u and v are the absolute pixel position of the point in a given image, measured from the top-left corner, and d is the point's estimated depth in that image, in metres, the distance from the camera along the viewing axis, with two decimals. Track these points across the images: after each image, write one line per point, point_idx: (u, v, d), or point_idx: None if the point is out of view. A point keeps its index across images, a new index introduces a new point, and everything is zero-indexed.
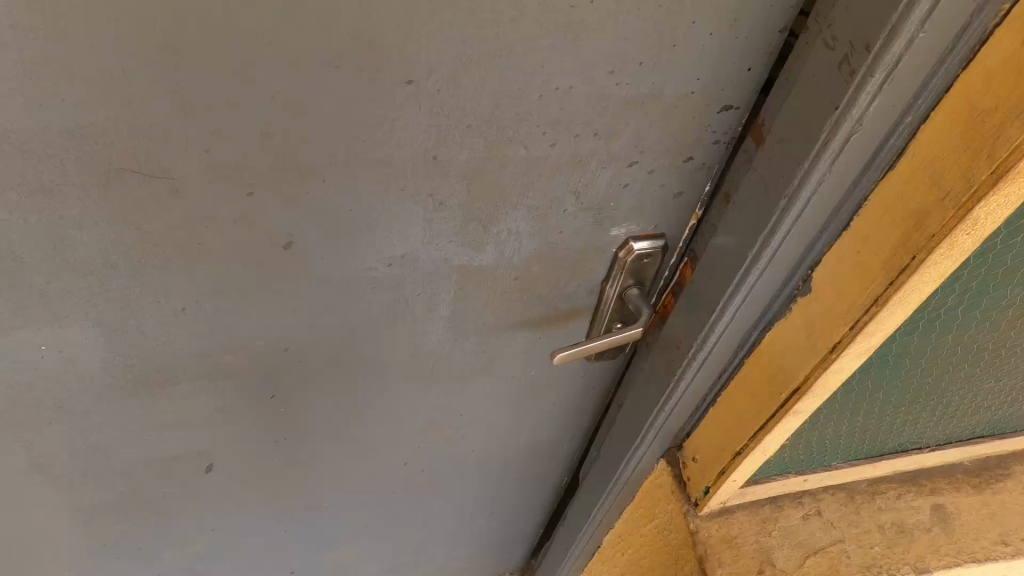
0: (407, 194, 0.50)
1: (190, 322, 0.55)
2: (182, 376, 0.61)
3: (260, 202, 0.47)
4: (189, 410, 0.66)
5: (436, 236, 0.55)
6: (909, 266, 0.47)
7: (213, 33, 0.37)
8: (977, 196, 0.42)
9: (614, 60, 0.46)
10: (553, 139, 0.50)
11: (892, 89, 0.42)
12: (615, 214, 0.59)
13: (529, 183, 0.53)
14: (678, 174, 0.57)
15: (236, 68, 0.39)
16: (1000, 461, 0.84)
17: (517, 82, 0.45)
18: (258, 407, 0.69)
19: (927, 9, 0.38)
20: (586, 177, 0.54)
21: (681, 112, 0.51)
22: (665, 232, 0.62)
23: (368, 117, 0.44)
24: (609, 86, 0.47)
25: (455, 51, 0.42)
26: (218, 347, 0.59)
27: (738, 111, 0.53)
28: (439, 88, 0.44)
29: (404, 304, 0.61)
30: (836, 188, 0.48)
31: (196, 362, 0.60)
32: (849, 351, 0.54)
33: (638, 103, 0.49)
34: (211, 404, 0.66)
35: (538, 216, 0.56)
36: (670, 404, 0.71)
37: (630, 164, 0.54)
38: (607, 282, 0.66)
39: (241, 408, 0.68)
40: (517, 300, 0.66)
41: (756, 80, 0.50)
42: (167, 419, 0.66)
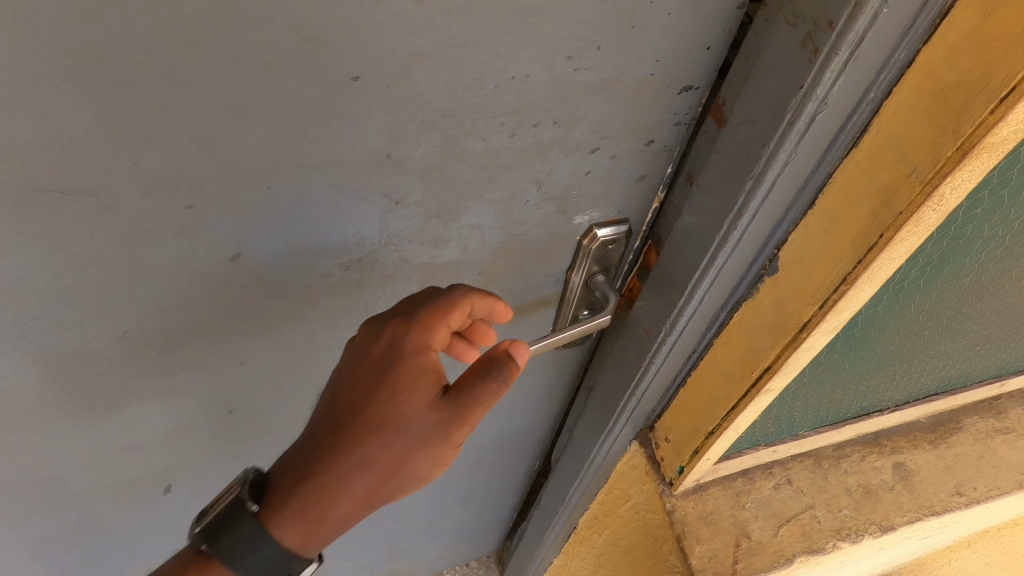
0: (360, 196, 0.47)
1: (134, 344, 0.52)
2: (130, 400, 0.57)
3: (202, 214, 0.44)
4: (141, 433, 0.62)
5: (395, 236, 0.52)
6: (878, 243, 0.47)
7: (131, 33, 0.33)
8: (943, 171, 0.42)
9: (573, 44, 0.43)
10: (513, 129, 0.47)
11: (856, 66, 0.41)
12: (579, 201, 0.57)
13: (491, 176, 0.51)
14: (640, 157, 0.55)
15: (162, 73, 0.35)
16: (952, 416, 0.89)
17: (473, 71, 0.42)
18: (217, 423, 0.65)
19: None
20: (549, 167, 0.52)
21: (641, 95, 0.50)
22: (627, 216, 0.61)
23: (314, 117, 0.41)
24: (569, 71, 0.45)
25: (404, 44, 0.39)
26: (167, 367, 0.55)
27: (698, 91, 0.52)
28: (389, 83, 0.41)
29: (366, 307, 0.59)
30: (801, 167, 0.48)
31: (145, 384, 0.56)
32: (818, 329, 0.55)
33: (597, 88, 0.47)
34: (164, 424, 0.62)
35: (501, 210, 0.54)
36: (641, 388, 0.70)
37: (592, 150, 0.53)
38: (572, 271, 0.65)
39: (197, 426, 0.64)
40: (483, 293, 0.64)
41: (716, 58, 0.49)
42: (117, 444, 0.61)
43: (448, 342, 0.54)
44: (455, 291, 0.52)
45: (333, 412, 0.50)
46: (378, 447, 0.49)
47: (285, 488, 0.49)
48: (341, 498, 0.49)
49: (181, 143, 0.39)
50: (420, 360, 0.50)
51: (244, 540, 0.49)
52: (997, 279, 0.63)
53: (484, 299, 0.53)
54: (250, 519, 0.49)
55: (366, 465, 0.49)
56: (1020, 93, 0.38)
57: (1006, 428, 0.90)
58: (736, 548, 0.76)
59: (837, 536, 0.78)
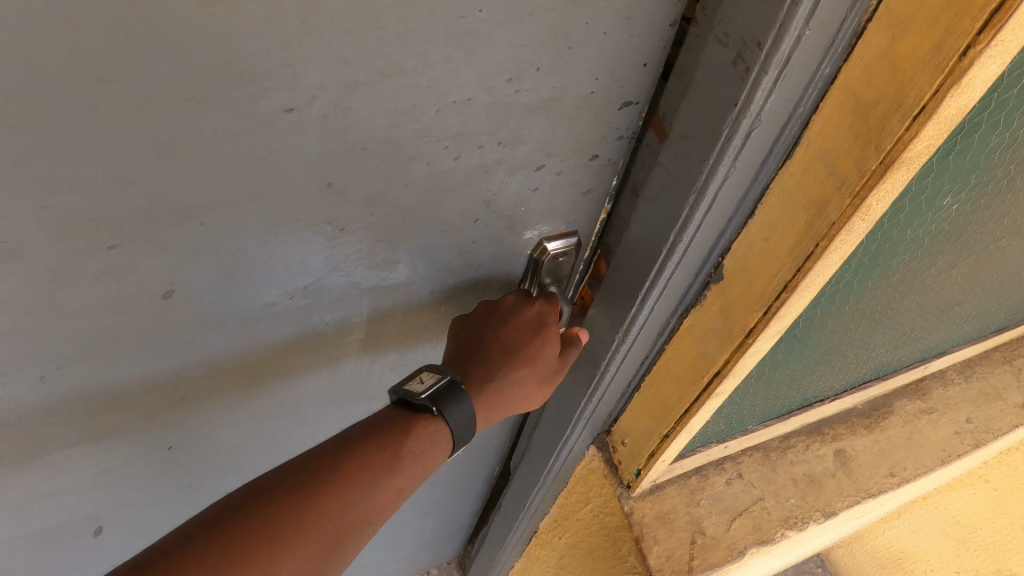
0: (302, 226, 0.46)
1: (56, 388, 0.48)
2: (54, 445, 0.54)
3: (127, 253, 0.41)
4: (69, 477, 0.58)
5: (340, 263, 0.51)
6: (814, 252, 0.49)
7: (34, 72, 0.31)
8: (869, 185, 0.44)
9: (512, 68, 0.43)
10: (457, 152, 0.47)
11: (786, 84, 0.43)
12: (527, 218, 0.57)
13: (437, 199, 0.50)
14: (585, 172, 0.56)
15: (71, 112, 0.33)
16: (885, 401, 0.94)
17: (412, 98, 0.41)
18: (154, 459, 0.62)
19: (811, 7, 0.38)
20: (495, 186, 0.52)
21: (583, 113, 0.50)
22: (576, 228, 0.62)
23: (247, 150, 0.39)
24: (509, 94, 0.45)
25: (339, 74, 0.38)
26: (96, 407, 0.52)
27: (638, 106, 0.52)
28: (325, 114, 0.39)
29: (314, 334, 0.57)
30: (739, 180, 0.49)
31: (71, 428, 0.53)
32: (763, 335, 0.56)
33: (539, 108, 0.48)
34: (94, 466, 0.59)
35: (450, 230, 0.54)
36: (597, 395, 0.71)
37: (537, 168, 0.53)
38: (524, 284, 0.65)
39: (131, 464, 0.61)
40: (434, 311, 0.63)
41: (653, 74, 0.50)
42: (41, 490, 0.58)
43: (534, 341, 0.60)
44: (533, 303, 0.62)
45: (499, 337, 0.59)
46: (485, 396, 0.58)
47: (469, 393, 0.58)
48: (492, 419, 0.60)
49: (98, 183, 0.37)
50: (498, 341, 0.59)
51: (418, 428, 0.54)
52: (920, 274, 0.67)
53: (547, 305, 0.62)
54: (466, 400, 0.56)
55: (518, 381, 0.61)
56: (931, 111, 0.40)
57: (932, 408, 0.96)
58: (692, 545, 0.77)
59: (785, 526, 0.81)
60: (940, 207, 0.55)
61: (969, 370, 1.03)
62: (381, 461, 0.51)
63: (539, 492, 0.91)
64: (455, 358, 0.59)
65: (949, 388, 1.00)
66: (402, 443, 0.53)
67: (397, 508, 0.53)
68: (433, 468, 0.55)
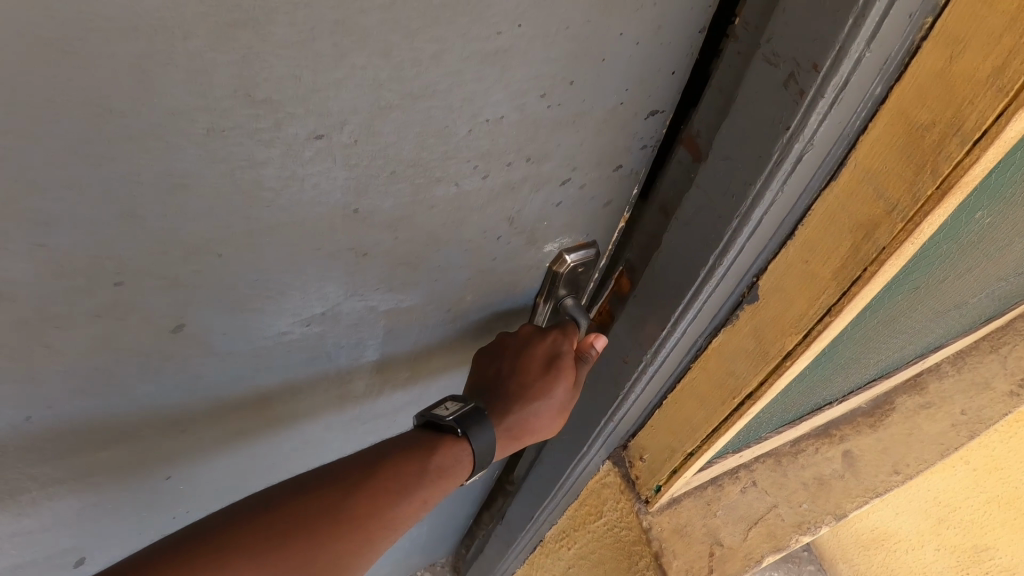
0: (322, 253, 0.43)
1: (42, 431, 0.43)
2: (36, 485, 0.48)
3: (132, 289, 0.38)
4: (50, 516, 0.52)
5: (359, 288, 0.48)
6: (861, 277, 0.48)
7: (33, 102, 0.27)
8: (923, 210, 0.43)
9: (544, 84, 0.41)
10: (484, 171, 0.44)
11: (840, 108, 0.41)
12: (548, 232, 0.55)
13: (460, 219, 0.47)
14: (607, 183, 0.54)
15: (74, 145, 0.30)
16: (886, 398, 0.96)
17: (443, 119, 0.39)
18: (147, 491, 0.57)
19: (872, 28, 0.36)
20: (519, 203, 0.50)
21: (609, 125, 0.48)
22: (596, 240, 0.60)
23: (269, 180, 0.36)
24: (539, 111, 0.42)
25: (370, 98, 0.35)
26: (88, 446, 0.47)
27: (664, 115, 0.50)
28: (354, 139, 0.36)
29: (326, 358, 0.54)
30: (783, 203, 0.47)
31: (58, 470, 0.48)
32: (802, 356, 0.55)
33: (567, 123, 0.45)
34: (79, 504, 0.53)
35: (471, 250, 0.51)
36: (618, 415, 0.69)
37: (562, 182, 0.50)
38: (540, 297, 0.63)
39: (118, 499, 0.56)
40: (450, 328, 0.60)
41: (680, 84, 0.48)
42: (16, 529, 0.51)
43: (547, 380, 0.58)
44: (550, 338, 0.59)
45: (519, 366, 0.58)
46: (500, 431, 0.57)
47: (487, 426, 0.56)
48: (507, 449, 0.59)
49: (104, 218, 0.33)
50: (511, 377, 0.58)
51: (443, 446, 0.52)
52: (938, 282, 0.67)
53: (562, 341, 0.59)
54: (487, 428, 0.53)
55: (543, 407, 0.58)
56: (993, 137, 0.38)
57: (927, 403, 0.96)
58: (711, 557, 0.77)
59: (800, 530, 0.81)
60: (970, 220, 0.54)
61: (961, 360, 1.00)
62: (408, 472, 0.49)
63: (549, 506, 0.89)
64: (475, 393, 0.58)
65: (944, 380, 0.99)
66: (430, 457, 0.51)
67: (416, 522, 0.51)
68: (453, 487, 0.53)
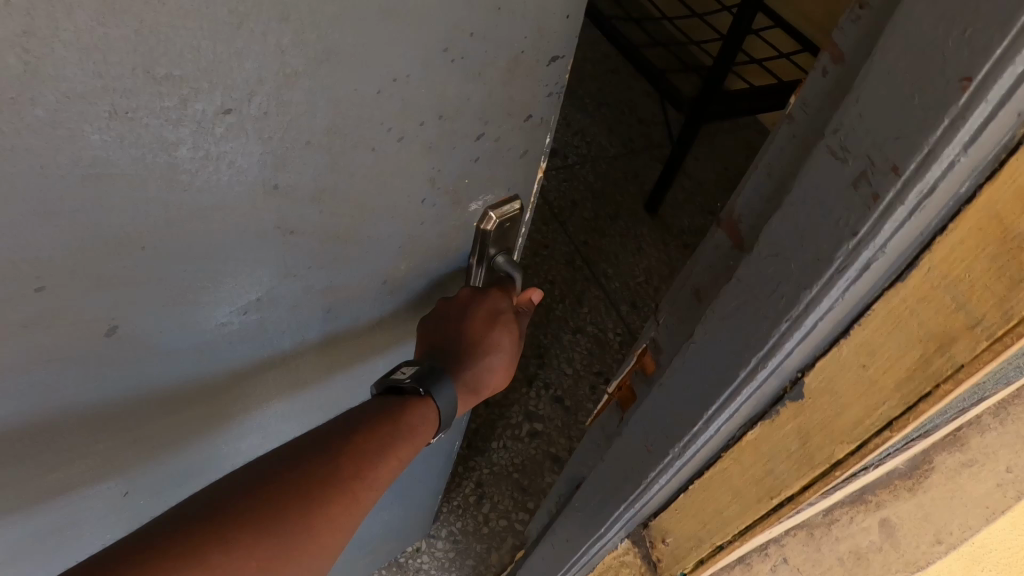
0: (251, 235, 0.43)
1: None
2: None
3: (57, 293, 0.37)
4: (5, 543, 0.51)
5: (293, 267, 0.48)
6: (933, 393, 0.43)
7: None
8: (1013, 327, 0.38)
9: (447, 36, 0.42)
10: (400, 132, 0.45)
11: (922, 214, 0.35)
12: (471, 189, 0.56)
13: (384, 184, 0.48)
14: (521, 134, 0.55)
15: None
16: None
17: (351, 82, 0.39)
18: (108, 510, 0.56)
19: (974, 127, 0.31)
20: (439, 162, 0.51)
21: (515, 73, 0.49)
22: (519, 193, 0.62)
23: (183, 162, 0.36)
24: (444, 64, 0.43)
25: (276, 66, 0.35)
26: (36, 471, 0.46)
27: (564, 60, 0.52)
28: (266, 111, 0.36)
29: (271, 345, 0.54)
30: (847, 312, 0.42)
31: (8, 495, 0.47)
32: (851, 466, 0.50)
33: (474, 75, 0.46)
34: (41, 527, 0.52)
35: (399, 216, 0.52)
36: (644, 498, 0.65)
37: (477, 137, 0.51)
38: (472, 257, 0.64)
39: (80, 521, 0.55)
40: (392, 300, 0.61)
41: (574, 24, 0.50)
42: None
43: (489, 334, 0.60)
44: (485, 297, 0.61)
45: (455, 322, 0.59)
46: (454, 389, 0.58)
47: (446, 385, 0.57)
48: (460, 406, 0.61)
49: (19, 218, 0.33)
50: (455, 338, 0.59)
51: (410, 408, 0.53)
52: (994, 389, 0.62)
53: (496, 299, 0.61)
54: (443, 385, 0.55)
55: (490, 355, 0.61)
56: None
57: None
58: None
59: None
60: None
61: None
62: (382, 434, 0.50)
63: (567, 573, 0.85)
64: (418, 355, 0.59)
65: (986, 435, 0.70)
66: (400, 419, 0.52)
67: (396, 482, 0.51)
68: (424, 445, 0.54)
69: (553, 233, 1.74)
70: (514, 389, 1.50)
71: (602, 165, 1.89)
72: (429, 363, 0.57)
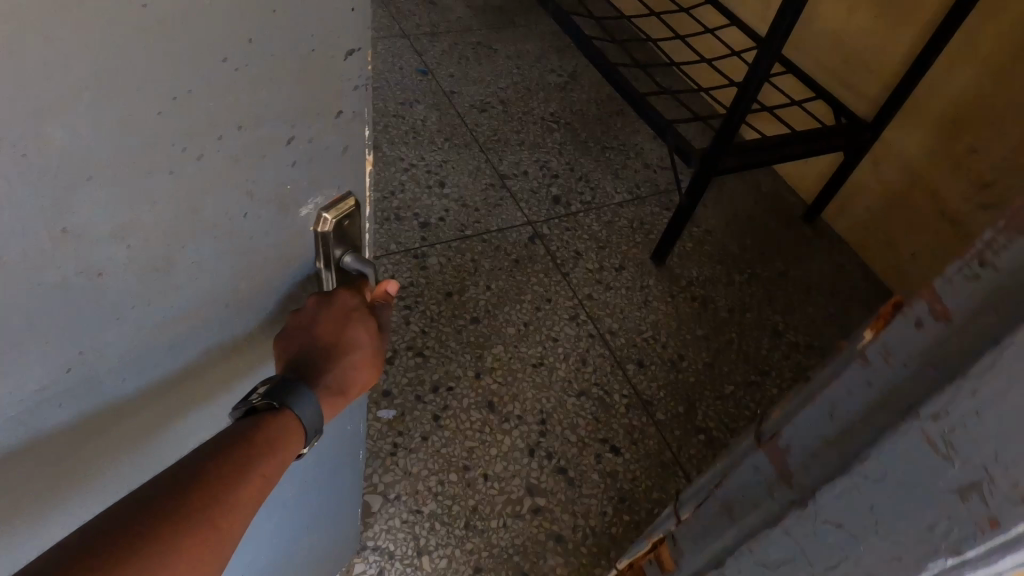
0: (64, 265, 0.46)
1: None
2: None
3: None
4: None
5: (120, 288, 0.51)
6: None
7: None
8: None
9: (224, 48, 0.45)
10: (201, 147, 0.48)
11: None
12: (297, 189, 0.60)
13: (198, 197, 0.51)
14: (334, 130, 0.60)
15: None
16: None
17: (134, 105, 0.42)
18: None
19: None
20: (253, 169, 0.54)
21: (312, 74, 0.53)
22: (351, 186, 0.67)
23: None
24: (230, 75, 0.47)
25: (45, 98, 0.38)
26: None
27: (360, 53, 0.56)
28: (46, 142, 0.39)
29: (118, 371, 0.56)
30: None
31: None
32: None
33: (267, 82, 0.50)
34: None
35: (226, 222, 0.55)
36: None
37: (287, 140, 0.55)
38: (318, 262, 0.69)
39: None
40: (242, 305, 0.64)
41: (363, 17, 0.54)
42: None
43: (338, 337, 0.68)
44: (329, 307, 0.68)
45: (298, 330, 0.67)
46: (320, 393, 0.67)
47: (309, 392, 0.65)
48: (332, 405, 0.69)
49: None
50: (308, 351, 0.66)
51: (267, 422, 0.62)
52: None
53: (340, 305, 0.68)
54: (299, 395, 0.64)
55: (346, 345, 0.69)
56: None
57: None
58: None
59: None
60: None
61: None
62: (239, 450, 0.59)
63: None
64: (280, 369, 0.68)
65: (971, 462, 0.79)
66: (254, 433, 0.60)
67: (266, 486, 0.60)
68: (293, 448, 0.63)
69: (560, 326, 1.98)
70: (515, 459, 1.64)
71: (620, 314, 2.07)
72: (281, 375, 0.65)
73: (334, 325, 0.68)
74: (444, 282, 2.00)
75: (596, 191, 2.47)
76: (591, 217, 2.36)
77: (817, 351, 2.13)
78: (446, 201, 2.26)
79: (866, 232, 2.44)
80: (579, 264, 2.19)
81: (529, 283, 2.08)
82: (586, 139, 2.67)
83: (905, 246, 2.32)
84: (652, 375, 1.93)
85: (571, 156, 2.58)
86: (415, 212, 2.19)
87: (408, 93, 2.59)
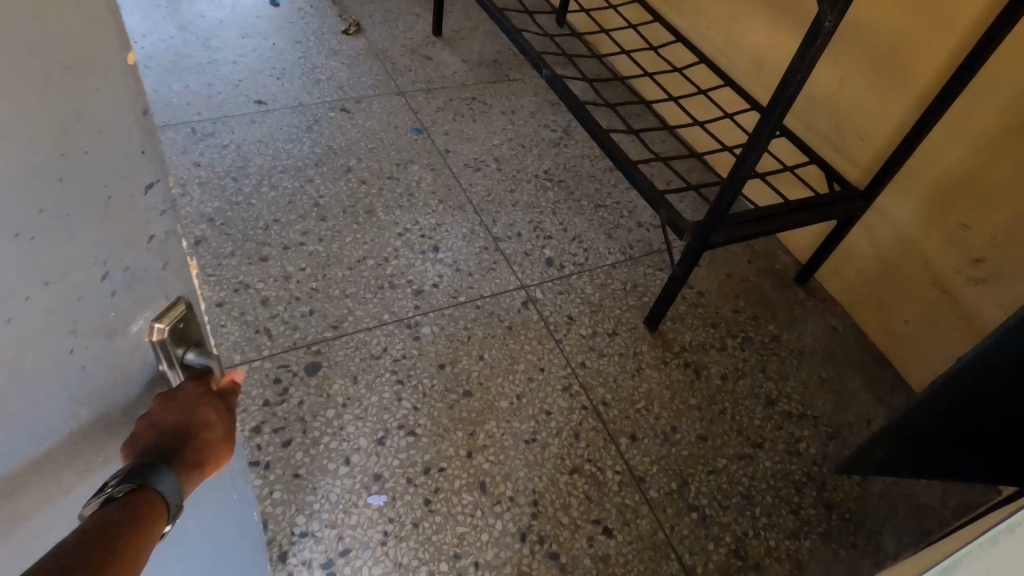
0: None
1: None
2: None
3: None
4: None
5: None
6: None
7: None
8: None
9: (15, 224, 0.51)
10: (9, 307, 0.53)
11: None
12: (122, 319, 0.64)
13: (15, 350, 0.55)
14: (151, 253, 0.65)
15: None
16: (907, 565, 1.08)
17: None
18: None
19: None
20: (73, 311, 0.59)
21: (112, 214, 0.59)
22: (179, 292, 0.72)
23: None
24: (24, 242, 0.52)
25: None
26: None
27: (158, 184, 0.63)
28: None
29: None
30: None
31: None
32: None
33: (69, 234, 0.56)
34: None
35: (55, 366, 0.60)
36: None
37: (103, 277, 0.61)
38: (161, 364, 0.72)
39: None
40: (95, 431, 0.68)
41: (152, 156, 0.62)
42: None
43: (191, 417, 0.72)
44: (181, 390, 0.73)
45: (148, 426, 0.70)
46: (183, 471, 0.69)
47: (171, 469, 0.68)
48: (196, 481, 0.71)
49: None
50: (162, 433, 0.70)
51: (132, 503, 0.63)
52: None
53: (192, 387, 0.74)
54: (162, 472, 0.66)
55: (200, 426, 0.73)
56: None
57: None
58: None
59: None
60: None
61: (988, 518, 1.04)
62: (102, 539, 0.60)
63: None
64: (128, 465, 0.69)
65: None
66: (118, 519, 0.62)
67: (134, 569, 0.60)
68: (156, 527, 0.64)
69: (552, 397, 1.96)
70: (507, 547, 1.63)
71: (614, 384, 2.06)
72: (136, 461, 0.66)
73: (186, 405, 0.72)
74: (438, 353, 1.99)
75: (589, 252, 2.46)
76: (584, 279, 2.36)
77: (810, 420, 2.14)
78: (441, 266, 2.25)
79: (860, 292, 2.49)
80: (573, 330, 2.18)
81: (522, 352, 2.06)
82: (579, 197, 2.67)
83: (897, 310, 2.36)
84: (646, 449, 1.92)
85: (565, 215, 2.58)
86: (409, 278, 2.18)
87: (405, 153, 2.62)
